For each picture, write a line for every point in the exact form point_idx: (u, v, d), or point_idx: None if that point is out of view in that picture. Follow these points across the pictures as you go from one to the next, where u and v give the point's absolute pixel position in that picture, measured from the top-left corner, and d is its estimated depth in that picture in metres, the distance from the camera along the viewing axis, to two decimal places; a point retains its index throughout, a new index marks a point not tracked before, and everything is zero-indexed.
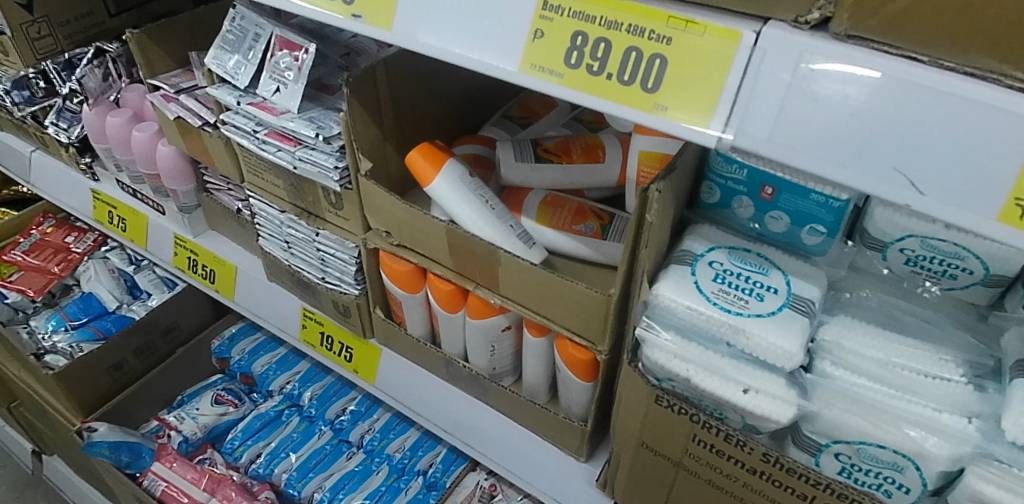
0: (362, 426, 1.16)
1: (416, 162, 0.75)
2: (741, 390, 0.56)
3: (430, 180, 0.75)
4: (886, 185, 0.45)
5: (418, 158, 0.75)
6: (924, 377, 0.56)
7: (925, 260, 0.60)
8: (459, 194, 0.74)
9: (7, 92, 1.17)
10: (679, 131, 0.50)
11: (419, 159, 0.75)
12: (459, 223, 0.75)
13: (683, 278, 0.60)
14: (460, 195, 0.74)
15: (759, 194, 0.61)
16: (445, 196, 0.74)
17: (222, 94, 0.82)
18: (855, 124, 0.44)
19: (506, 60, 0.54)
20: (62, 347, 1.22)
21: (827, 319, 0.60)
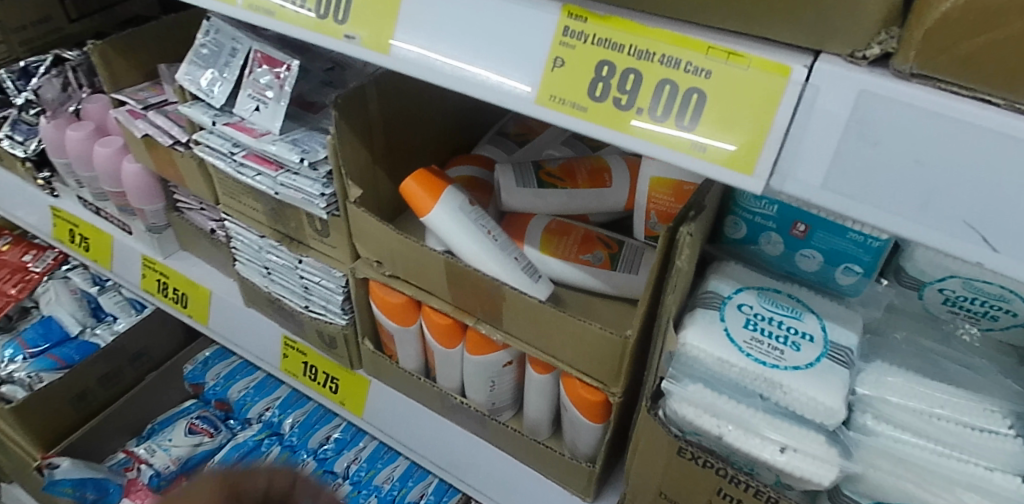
0: (347, 456, 1.08)
1: (411, 189, 0.69)
2: (778, 450, 0.52)
3: (427, 207, 0.69)
4: (955, 240, 0.40)
5: (415, 185, 0.69)
6: (973, 431, 0.52)
7: (965, 301, 0.57)
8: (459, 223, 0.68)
9: None
10: (718, 175, 0.44)
11: (415, 186, 0.69)
12: (459, 256, 0.69)
13: (712, 325, 0.55)
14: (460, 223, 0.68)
15: (790, 231, 0.57)
16: (444, 224, 0.69)
17: (196, 113, 0.75)
18: (922, 173, 0.39)
19: (520, 92, 0.48)
20: (20, 377, 1.12)
21: (864, 366, 0.56)
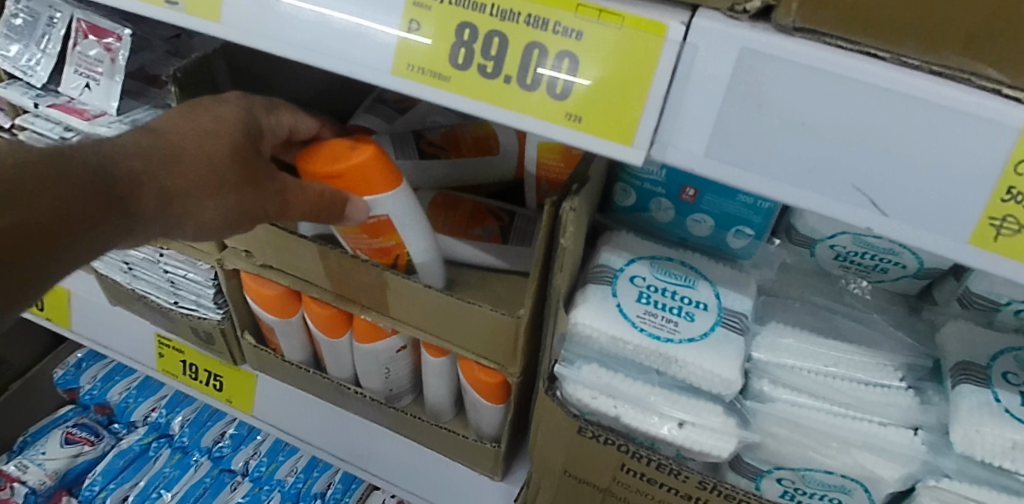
0: (245, 451, 1.02)
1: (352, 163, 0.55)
2: (675, 426, 0.50)
3: (370, 190, 0.56)
4: (846, 207, 0.38)
5: (363, 164, 0.55)
6: (864, 387, 0.52)
7: (856, 255, 0.56)
8: (401, 201, 0.58)
9: None
10: (596, 147, 0.41)
11: (368, 167, 0.55)
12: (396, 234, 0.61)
13: (605, 302, 0.52)
14: (403, 200, 0.58)
15: (680, 196, 0.54)
16: (376, 205, 0.57)
17: (15, 94, 0.65)
18: (808, 135, 0.37)
19: (373, 59, 0.42)
20: None
21: (759, 329, 0.55)
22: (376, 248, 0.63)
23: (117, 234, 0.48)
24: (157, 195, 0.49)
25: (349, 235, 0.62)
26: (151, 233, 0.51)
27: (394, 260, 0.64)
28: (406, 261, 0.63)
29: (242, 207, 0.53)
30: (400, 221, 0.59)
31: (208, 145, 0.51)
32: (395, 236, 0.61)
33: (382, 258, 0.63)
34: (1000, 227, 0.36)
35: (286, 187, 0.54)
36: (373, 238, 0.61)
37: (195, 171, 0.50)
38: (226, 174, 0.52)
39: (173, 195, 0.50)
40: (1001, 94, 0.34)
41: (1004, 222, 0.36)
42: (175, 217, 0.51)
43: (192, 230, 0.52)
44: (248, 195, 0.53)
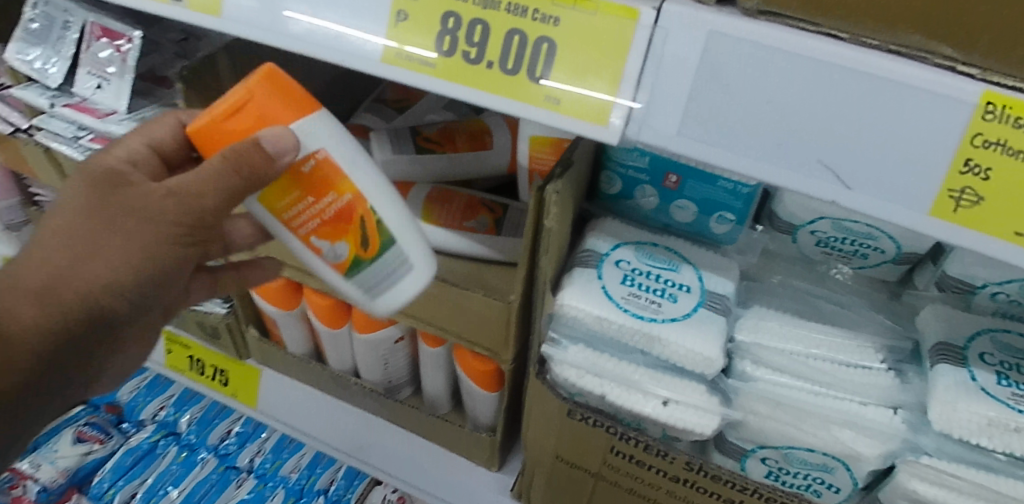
0: (251, 449, 1.04)
1: (243, 101, 0.46)
2: (659, 404, 0.51)
3: (284, 121, 0.47)
4: (813, 181, 0.39)
5: (258, 94, 0.46)
6: (846, 368, 0.53)
7: (836, 241, 0.58)
8: (331, 133, 0.48)
9: None
10: (574, 128, 0.43)
11: (264, 97, 0.46)
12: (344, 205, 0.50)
13: (590, 284, 0.53)
14: (331, 133, 0.49)
15: (663, 183, 0.56)
16: (307, 138, 0.47)
17: (31, 95, 0.69)
18: (773, 112, 0.38)
19: (365, 48, 0.45)
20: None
21: (742, 312, 0.57)
22: (329, 218, 0.50)
23: (27, 350, 0.42)
24: (41, 293, 0.42)
25: (295, 216, 0.50)
26: (86, 324, 0.44)
27: (355, 229, 0.50)
28: (372, 225, 0.50)
29: (139, 241, 0.44)
30: (349, 161, 0.49)
31: (56, 217, 0.44)
32: (343, 181, 0.49)
33: (346, 231, 0.50)
34: (959, 199, 0.37)
35: (167, 193, 0.44)
36: (320, 197, 0.49)
37: (55, 249, 0.43)
38: (95, 223, 0.43)
39: (53, 281, 0.43)
40: (956, 71, 0.35)
41: (964, 194, 0.37)
42: (84, 296, 0.43)
43: (120, 295, 0.45)
44: (133, 230, 0.44)
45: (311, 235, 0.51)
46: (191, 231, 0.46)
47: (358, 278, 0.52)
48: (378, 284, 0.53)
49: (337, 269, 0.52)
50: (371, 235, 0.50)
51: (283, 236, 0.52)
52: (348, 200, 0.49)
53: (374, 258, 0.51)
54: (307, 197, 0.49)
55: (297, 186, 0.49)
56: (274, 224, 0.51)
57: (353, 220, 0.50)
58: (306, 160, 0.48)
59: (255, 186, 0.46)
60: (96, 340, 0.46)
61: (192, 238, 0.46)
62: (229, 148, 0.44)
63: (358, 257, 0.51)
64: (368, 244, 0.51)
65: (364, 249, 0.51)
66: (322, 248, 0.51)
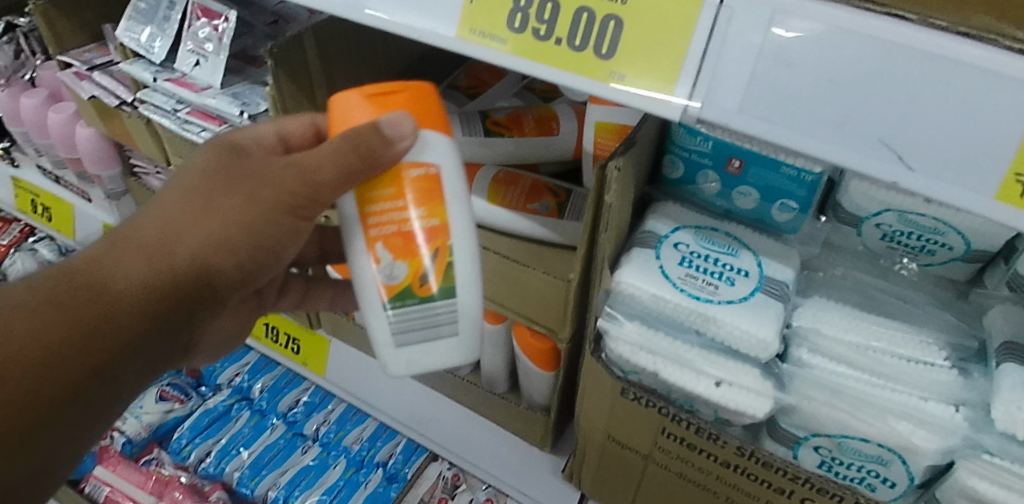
0: (317, 419, 1.09)
1: (391, 91, 0.52)
2: (712, 384, 0.52)
3: (421, 123, 0.52)
4: (872, 161, 0.39)
5: (407, 94, 0.52)
6: (907, 363, 0.53)
7: (903, 236, 0.56)
8: (449, 157, 0.53)
9: None
10: (635, 103, 0.44)
11: (411, 97, 0.52)
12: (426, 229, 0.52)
13: (647, 263, 0.55)
14: (450, 159, 0.53)
15: (726, 168, 0.57)
16: (427, 148, 0.52)
17: (136, 70, 0.74)
18: (834, 92, 0.38)
19: (441, 24, 0.48)
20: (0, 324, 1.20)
21: (801, 300, 0.57)
22: (406, 235, 0.52)
23: (139, 302, 0.46)
24: (156, 254, 0.47)
25: (378, 217, 0.52)
26: (191, 284, 0.48)
27: (424, 256, 0.52)
28: (442, 262, 0.52)
29: (249, 204, 0.49)
30: (453, 196, 0.53)
31: (180, 184, 0.50)
32: (439, 207, 0.52)
33: (413, 255, 0.52)
34: None
35: (289, 163, 0.50)
36: (411, 209, 0.52)
37: (176, 212, 0.48)
38: (213, 190, 0.49)
39: (168, 241, 0.48)
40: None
41: None
42: (193, 256, 0.48)
43: (227, 254, 0.49)
44: (244, 194, 0.49)
45: (380, 241, 0.52)
46: (302, 202, 0.50)
47: (401, 305, 0.53)
48: (420, 315, 0.53)
49: (383, 289, 0.53)
50: (437, 271, 0.53)
51: (350, 233, 0.53)
52: (432, 225, 0.52)
53: (424, 296, 0.53)
54: (400, 204, 0.52)
55: (398, 186, 0.51)
56: (351, 216, 0.52)
57: (427, 249, 0.52)
58: (420, 167, 0.52)
59: (365, 170, 0.49)
60: (201, 302, 0.50)
61: (301, 210, 0.51)
62: (352, 130, 0.49)
63: (409, 286, 0.53)
64: (428, 278, 0.53)
65: (420, 283, 0.53)
66: (383, 259, 0.52)
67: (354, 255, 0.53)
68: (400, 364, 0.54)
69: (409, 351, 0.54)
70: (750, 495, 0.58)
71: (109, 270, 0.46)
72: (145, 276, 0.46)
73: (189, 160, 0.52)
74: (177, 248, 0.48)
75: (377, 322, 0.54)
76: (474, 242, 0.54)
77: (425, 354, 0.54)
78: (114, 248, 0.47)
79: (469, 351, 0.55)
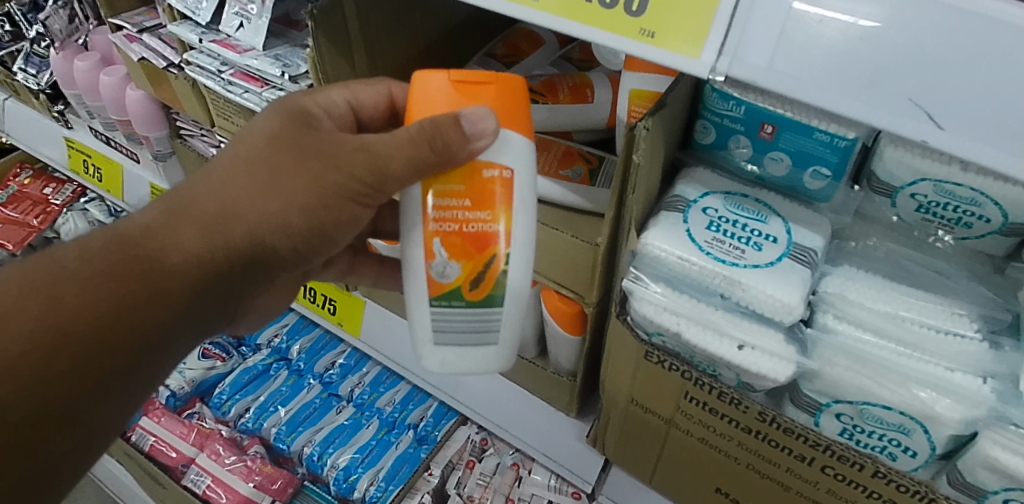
0: (351, 380, 1.12)
1: (481, 81, 0.52)
2: (736, 347, 0.53)
3: (505, 121, 0.52)
4: (902, 120, 0.39)
5: (496, 86, 0.52)
6: (936, 334, 0.52)
7: (938, 206, 0.55)
8: (524, 161, 0.54)
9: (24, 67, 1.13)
10: (666, 60, 0.44)
11: (499, 91, 0.52)
12: (483, 236, 0.53)
13: (675, 227, 0.55)
14: (524, 163, 0.54)
15: (758, 133, 0.57)
16: (505, 150, 0.53)
17: (184, 32, 0.78)
18: (867, 50, 0.38)
19: None
20: None
21: (830, 270, 0.57)
22: (465, 236, 0.53)
23: (195, 275, 0.49)
24: (216, 228, 0.49)
25: (441, 213, 0.53)
26: (245, 259, 0.51)
27: (480, 262, 0.54)
28: (495, 270, 0.54)
29: (311, 187, 0.50)
30: (521, 205, 0.54)
31: (249, 150, 0.51)
32: (505, 214, 0.54)
33: (471, 257, 0.54)
34: None
35: (360, 147, 0.50)
36: (475, 212, 0.53)
37: (240, 185, 0.50)
38: (279, 167, 0.50)
39: (229, 215, 0.50)
40: None
41: None
42: (252, 232, 0.50)
43: (283, 235, 0.51)
44: (308, 177, 0.50)
45: (440, 237, 0.53)
46: (365, 190, 0.51)
47: (447, 304, 0.55)
48: (465, 317, 0.56)
49: (432, 284, 0.55)
50: (489, 277, 0.54)
51: (410, 221, 0.54)
52: (494, 232, 0.53)
53: (473, 299, 0.55)
54: (467, 204, 0.53)
55: (468, 185, 0.52)
56: (414, 205, 0.53)
57: (483, 254, 0.54)
58: (494, 169, 0.52)
59: (436, 165, 0.50)
60: (251, 274, 0.52)
61: (364, 198, 0.52)
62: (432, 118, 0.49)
63: (459, 288, 0.55)
64: (478, 284, 0.54)
65: (470, 287, 0.55)
66: (438, 256, 0.54)
67: (411, 245, 0.55)
68: (435, 361, 0.57)
69: (446, 350, 0.57)
70: (772, 463, 0.58)
71: (166, 240, 0.48)
72: (201, 250, 0.49)
73: (263, 122, 0.53)
74: (230, 226, 0.49)
75: (420, 317, 0.56)
76: (530, 253, 0.56)
77: (462, 356, 0.57)
78: (171, 219, 0.49)
79: (502, 361, 0.58)
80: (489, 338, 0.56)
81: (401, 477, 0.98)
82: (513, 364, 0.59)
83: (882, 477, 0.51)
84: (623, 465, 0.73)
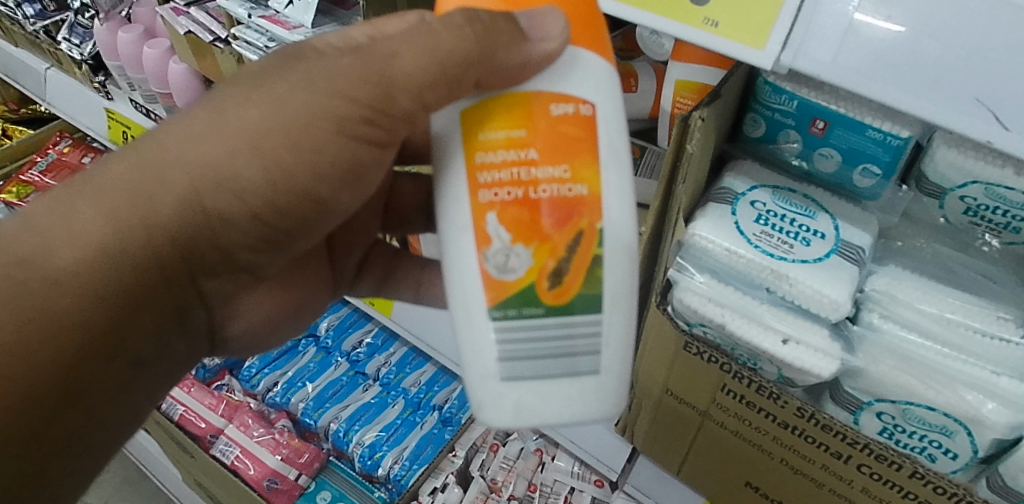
0: (378, 359, 1.14)
1: None
2: (780, 341, 0.53)
3: (573, 35, 0.43)
4: (967, 120, 0.39)
5: None
6: (980, 337, 0.52)
7: (987, 209, 0.54)
8: (605, 92, 0.44)
9: (69, 37, 1.15)
10: (728, 51, 0.44)
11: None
12: (563, 201, 0.43)
13: (722, 219, 0.55)
14: (605, 95, 0.44)
15: (810, 129, 0.56)
16: (577, 79, 0.43)
17: (233, 7, 0.80)
18: (935, 48, 0.38)
19: None
20: None
21: (876, 268, 0.56)
22: (533, 205, 0.43)
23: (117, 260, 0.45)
24: (140, 197, 0.44)
25: (500, 178, 0.42)
26: (175, 238, 0.46)
27: (559, 242, 0.43)
28: (585, 249, 0.44)
29: (274, 114, 0.43)
30: (607, 157, 0.44)
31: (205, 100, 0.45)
32: (588, 171, 0.43)
33: (549, 236, 0.43)
34: None
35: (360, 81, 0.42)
36: (547, 167, 0.42)
37: (174, 141, 0.44)
38: (226, 101, 0.44)
39: (150, 182, 0.44)
40: None
41: None
42: (189, 189, 0.44)
43: (235, 198, 0.45)
44: (266, 104, 0.43)
45: (496, 210, 0.43)
46: (369, 114, 0.43)
47: (518, 313, 0.44)
48: (543, 332, 0.44)
49: (494, 285, 0.44)
50: (575, 259, 0.43)
51: (451, 194, 0.44)
52: (578, 195, 0.43)
53: (556, 304, 0.44)
54: (532, 156, 0.42)
55: (530, 128, 0.42)
56: (456, 170, 0.43)
57: (564, 228, 0.43)
58: (568, 104, 0.43)
59: (474, 68, 0.41)
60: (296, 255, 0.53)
61: (370, 124, 0.44)
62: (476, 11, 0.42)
63: (534, 287, 0.43)
64: (561, 279, 0.43)
65: (548, 286, 0.43)
66: (497, 240, 0.43)
67: (454, 233, 0.44)
68: (507, 408, 0.45)
69: (517, 389, 0.45)
70: (807, 459, 0.58)
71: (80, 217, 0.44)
72: (105, 234, 0.44)
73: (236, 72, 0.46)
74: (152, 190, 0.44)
75: (479, 343, 0.45)
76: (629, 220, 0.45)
77: (545, 397, 0.44)
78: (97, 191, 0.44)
79: (605, 404, 0.45)
80: (568, 368, 0.44)
81: (425, 457, 0.99)
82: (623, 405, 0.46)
83: (919, 478, 0.51)
84: (650, 454, 0.74)
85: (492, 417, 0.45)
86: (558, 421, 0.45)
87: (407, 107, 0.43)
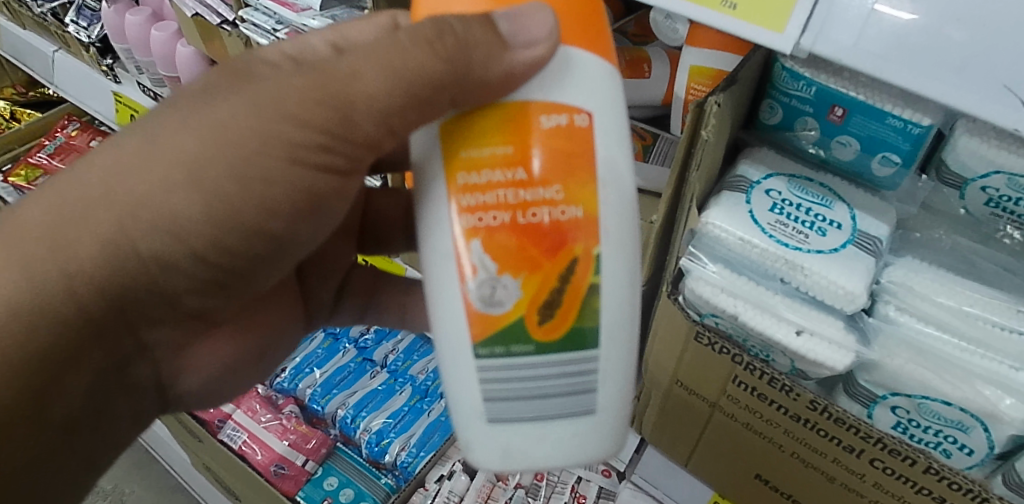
0: (386, 346, 1.14)
1: None
2: (794, 332, 0.52)
3: (563, 34, 0.40)
4: (994, 107, 0.37)
5: None
6: (1000, 331, 0.50)
7: (1009, 201, 0.53)
8: (603, 98, 0.41)
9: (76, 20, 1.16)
10: (746, 33, 0.43)
11: None
12: (555, 225, 0.39)
13: (736, 207, 0.54)
14: (602, 102, 0.41)
15: (828, 116, 0.55)
16: (574, 85, 0.40)
17: None
18: (960, 32, 0.36)
19: None
20: None
21: (892, 259, 0.55)
22: (522, 232, 0.39)
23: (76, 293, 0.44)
24: (77, 225, 0.42)
25: (485, 201, 0.40)
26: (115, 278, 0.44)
27: (549, 272, 0.40)
28: (579, 278, 0.40)
29: (215, 143, 0.40)
30: (606, 174, 0.40)
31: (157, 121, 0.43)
32: (582, 192, 0.40)
33: (538, 265, 0.40)
34: None
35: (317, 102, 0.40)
36: (537, 189, 0.39)
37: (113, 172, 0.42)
38: (162, 128, 0.41)
39: (77, 219, 0.42)
40: None
41: None
42: (116, 226, 0.42)
43: (175, 239, 0.43)
44: (204, 125, 0.41)
45: (481, 237, 0.40)
46: (324, 140, 0.41)
47: (506, 352, 0.41)
48: (533, 367, 0.41)
49: (479, 320, 0.41)
50: (568, 291, 0.40)
51: (435, 218, 0.41)
52: (571, 218, 0.40)
53: (544, 340, 0.41)
54: (521, 177, 0.39)
55: (517, 143, 0.39)
56: (438, 191, 0.41)
57: (556, 255, 0.40)
58: (562, 115, 0.39)
59: (450, 87, 0.39)
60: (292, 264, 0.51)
61: (326, 151, 0.42)
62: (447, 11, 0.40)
63: (523, 321, 0.40)
64: (551, 315, 0.40)
65: (538, 320, 0.40)
66: (482, 270, 0.40)
67: (439, 262, 0.41)
68: (496, 449, 0.42)
69: (506, 431, 0.42)
70: (818, 452, 0.57)
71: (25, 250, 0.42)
72: (47, 271, 0.43)
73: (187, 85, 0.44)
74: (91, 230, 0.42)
75: (464, 381, 0.42)
76: (627, 246, 0.41)
77: (531, 439, 0.42)
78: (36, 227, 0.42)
79: (599, 441, 0.43)
80: (559, 408, 0.42)
81: (432, 444, 0.99)
82: (620, 438, 0.44)
83: (934, 474, 0.50)
84: (658, 447, 0.73)
85: (479, 455, 0.43)
86: (548, 464, 0.42)
87: (369, 131, 0.41)
